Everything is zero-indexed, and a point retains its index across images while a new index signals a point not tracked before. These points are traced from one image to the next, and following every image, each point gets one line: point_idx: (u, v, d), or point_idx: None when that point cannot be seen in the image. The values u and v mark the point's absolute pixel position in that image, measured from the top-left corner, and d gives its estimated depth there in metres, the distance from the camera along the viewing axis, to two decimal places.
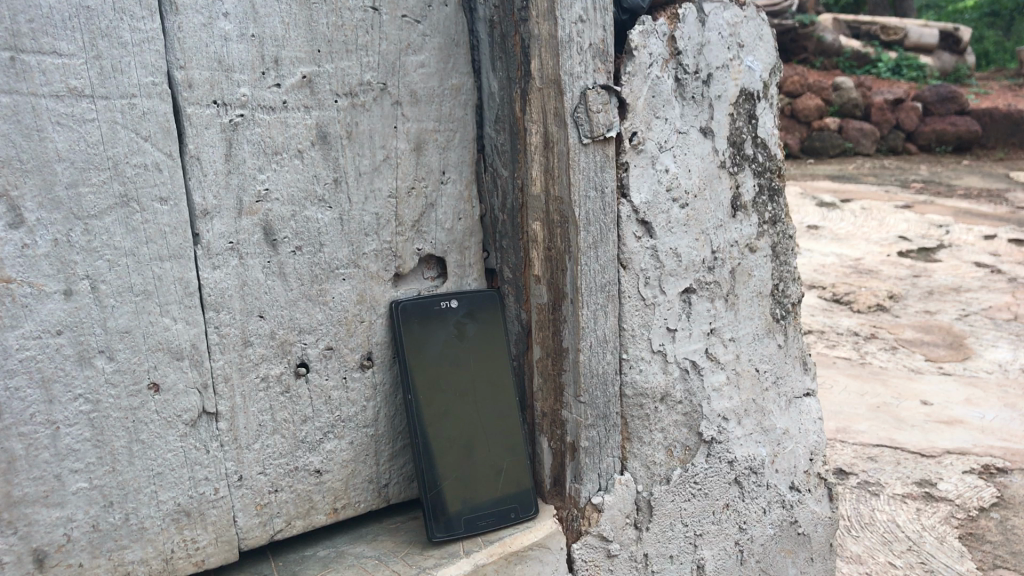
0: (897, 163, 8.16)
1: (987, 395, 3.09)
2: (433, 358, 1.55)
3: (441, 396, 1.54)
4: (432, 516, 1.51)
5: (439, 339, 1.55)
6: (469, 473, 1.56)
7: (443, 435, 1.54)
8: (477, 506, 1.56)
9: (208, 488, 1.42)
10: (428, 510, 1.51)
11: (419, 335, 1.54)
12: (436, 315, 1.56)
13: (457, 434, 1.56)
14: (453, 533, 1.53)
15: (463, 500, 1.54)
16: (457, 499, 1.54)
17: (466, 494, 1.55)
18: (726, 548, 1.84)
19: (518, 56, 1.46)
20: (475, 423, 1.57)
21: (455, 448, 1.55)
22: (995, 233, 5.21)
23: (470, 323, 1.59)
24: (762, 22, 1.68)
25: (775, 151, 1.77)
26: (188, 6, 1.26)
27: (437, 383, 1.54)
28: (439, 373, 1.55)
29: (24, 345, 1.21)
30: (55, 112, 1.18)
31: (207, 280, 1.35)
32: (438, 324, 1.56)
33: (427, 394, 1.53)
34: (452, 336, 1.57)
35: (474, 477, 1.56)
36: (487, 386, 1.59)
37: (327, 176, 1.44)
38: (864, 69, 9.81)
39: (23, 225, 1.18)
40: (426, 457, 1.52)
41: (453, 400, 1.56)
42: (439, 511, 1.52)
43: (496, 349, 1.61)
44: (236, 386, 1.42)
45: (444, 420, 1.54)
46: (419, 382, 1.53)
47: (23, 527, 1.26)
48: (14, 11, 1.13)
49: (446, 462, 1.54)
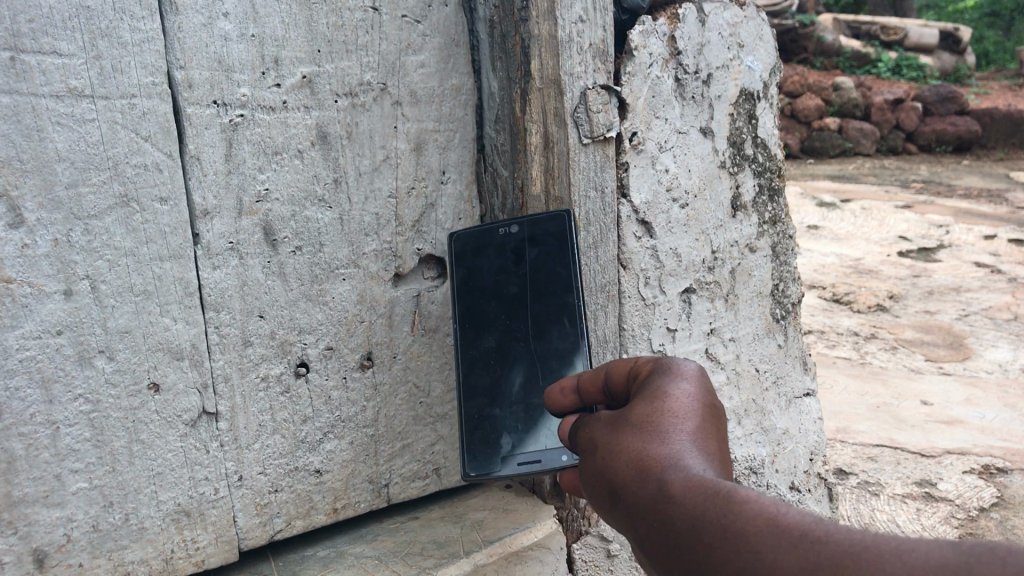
0: (897, 164, 8.17)
1: (987, 395, 3.09)
2: (482, 289, 1.41)
3: (488, 329, 1.40)
4: (466, 453, 1.36)
5: (487, 266, 1.41)
6: (516, 408, 1.37)
7: (490, 369, 1.39)
8: (519, 447, 1.35)
9: (208, 488, 1.42)
10: (463, 440, 1.37)
11: (473, 265, 1.41)
12: (492, 239, 1.41)
13: (503, 369, 1.39)
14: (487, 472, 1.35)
15: (506, 438, 1.36)
16: (498, 436, 1.36)
17: (508, 431, 1.36)
18: None
19: (518, 57, 1.46)
20: (525, 365, 1.38)
21: (501, 382, 1.39)
22: (995, 233, 5.21)
23: (529, 256, 1.39)
24: (762, 22, 1.69)
25: (776, 151, 1.78)
26: (188, 6, 1.26)
27: (489, 312, 1.40)
28: (486, 305, 1.41)
29: (24, 345, 1.21)
30: (55, 112, 1.18)
31: (207, 280, 1.35)
32: (494, 249, 1.40)
33: (474, 324, 1.40)
34: (509, 261, 1.40)
35: (519, 414, 1.36)
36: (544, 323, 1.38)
37: (327, 176, 1.44)
38: (864, 69, 9.80)
39: (23, 225, 1.18)
40: (465, 389, 1.39)
41: (504, 330, 1.40)
42: (472, 447, 1.37)
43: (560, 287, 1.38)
44: (236, 386, 1.42)
45: (493, 354, 1.39)
46: (467, 310, 1.41)
47: (23, 527, 1.26)
48: (14, 11, 1.13)
49: (488, 395, 1.38)
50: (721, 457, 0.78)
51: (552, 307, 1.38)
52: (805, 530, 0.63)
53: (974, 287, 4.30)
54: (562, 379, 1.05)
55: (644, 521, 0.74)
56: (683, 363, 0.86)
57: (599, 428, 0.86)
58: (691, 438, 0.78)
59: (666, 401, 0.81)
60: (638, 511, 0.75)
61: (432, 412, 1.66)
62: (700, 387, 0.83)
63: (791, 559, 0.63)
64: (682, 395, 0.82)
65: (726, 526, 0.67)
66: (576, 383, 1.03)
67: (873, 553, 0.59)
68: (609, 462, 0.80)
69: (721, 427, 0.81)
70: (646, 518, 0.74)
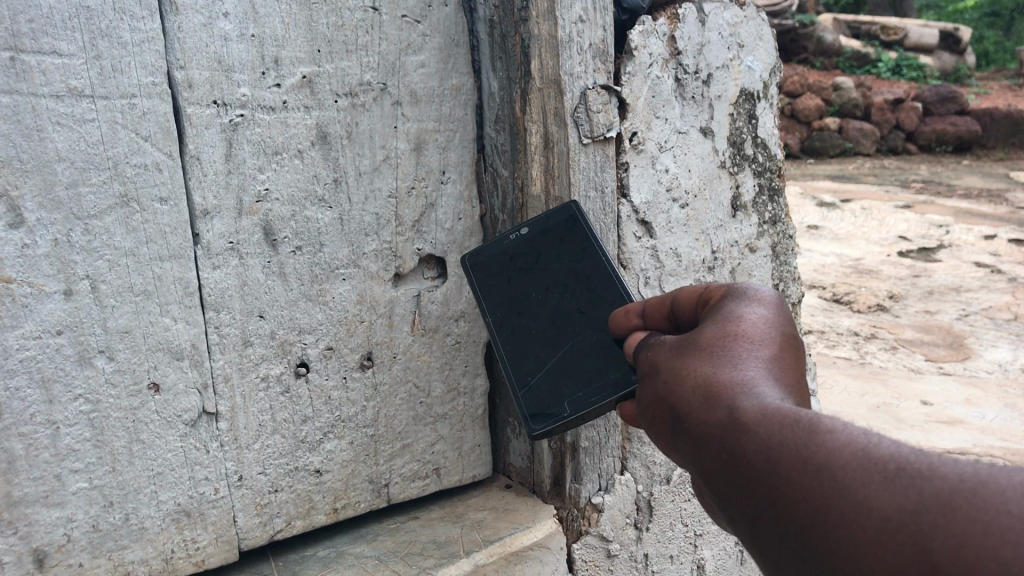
0: (897, 164, 8.17)
1: (987, 395, 3.09)
2: (513, 271, 1.38)
3: (518, 315, 1.35)
4: (528, 414, 1.29)
5: (513, 252, 1.38)
6: (568, 353, 1.30)
7: (537, 343, 1.33)
8: (579, 385, 1.27)
9: (208, 488, 1.42)
10: (520, 405, 1.30)
11: (491, 274, 1.39)
12: (506, 245, 1.39)
13: (548, 333, 1.33)
14: (553, 424, 1.26)
15: (565, 385, 1.28)
16: (557, 387, 1.29)
17: (565, 378, 1.29)
18: (726, 548, 1.88)
19: (518, 57, 1.46)
20: (570, 323, 1.32)
21: (550, 338, 1.32)
22: (995, 233, 5.21)
23: (542, 244, 1.38)
24: (762, 22, 1.69)
25: (775, 151, 1.79)
26: (188, 6, 1.26)
27: (516, 299, 1.36)
28: (519, 284, 1.36)
29: (24, 345, 1.21)
30: (55, 112, 1.18)
31: (207, 280, 1.35)
32: (510, 254, 1.38)
33: (506, 318, 1.35)
34: (525, 258, 1.38)
35: (573, 359, 1.29)
36: (578, 286, 1.34)
37: (327, 176, 1.44)
38: (864, 69, 9.80)
39: (23, 225, 1.18)
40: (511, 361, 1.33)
41: (538, 308, 1.34)
42: (534, 408, 1.29)
43: (586, 249, 1.36)
44: (236, 386, 1.42)
45: (535, 331, 1.33)
46: (496, 309, 1.36)
47: (23, 527, 1.26)
48: (15, 11, 1.13)
49: (539, 357, 1.32)
50: (795, 386, 0.79)
51: (581, 269, 1.34)
52: (904, 461, 0.64)
53: (974, 287, 4.30)
54: (626, 305, 1.11)
55: (719, 444, 0.74)
56: (759, 290, 0.89)
57: (670, 353, 0.87)
58: (770, 364, 0.79)
59: (745, 326, 0.84)
60: (711, 432, 0.75)
61: (432, 412, 1.66)
62: (777, 315, 0.86)
63: (889, 489, 0.63)
64: (757, 323, 0.84)
65: (816, 454, 0.67)
66: (642, 310, 1.07)
67: (982, 486, 0.60)
68: (678, 384, 0.82)
69: (797, 355, 0.83)
70: (722, 442, 0.74)
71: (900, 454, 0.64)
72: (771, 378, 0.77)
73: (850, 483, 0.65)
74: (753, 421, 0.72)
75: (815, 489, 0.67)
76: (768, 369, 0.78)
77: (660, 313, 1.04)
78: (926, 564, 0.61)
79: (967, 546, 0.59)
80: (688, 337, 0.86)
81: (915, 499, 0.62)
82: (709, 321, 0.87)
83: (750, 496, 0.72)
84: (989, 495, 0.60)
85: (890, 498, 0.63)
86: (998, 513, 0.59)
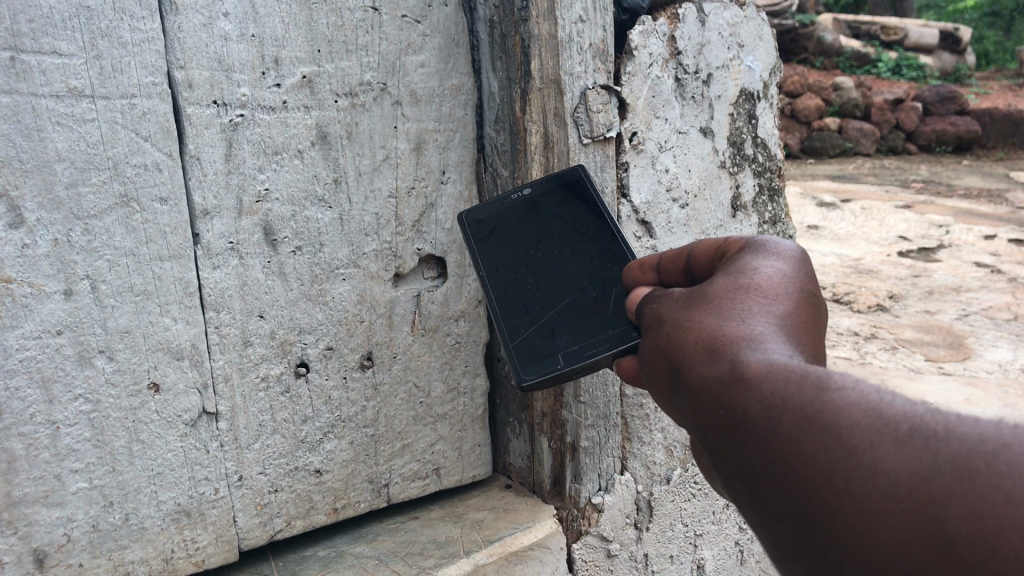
0: (897, 164, 8.17)
1: (987, 395, 3.04)
2: (512, 225, 1.32)
3: (514, 269, 1.28)
4: (519, 364, 1.20)
5: (514, 213, 1.32)
6: (565, 309, 1.24)
7: (532, 296, 1.25)
8: (575, 338, 1.21)
9: (208, 488, 1.42)
10: (511, 354, 1.21)
11: (486, 232, 1.32)
12: (505, 206, 1.33)
13: (544, 287, 1.26)
14: (547, 375, 1.18)
15: (560, 339, 1.22)
16: (551, 341, 1.22)
17: (561, 332, 1.22)
18: (726, 549, 1.88)
19: (518, 56, 1.46)
20: (569, 275, 1.27)
21: (546, 293, 1.26)
22: (995, 233, 5.21)
23: (544, 206, 1.33)
24: (762, 22, 1.69)
25: (775, 151, 1.79)
26: (188, 6, 1.26)
27: (512, 254, 1.29)
28: (516, 240, 1.30)
29: (24, 345, 1.21)
30: (55, 112, 1.18)
31: (207, 280, 1.35)
32: (509, 214, 1.32)
33: (500, 272, 1.28)
34: (525, 216, 1.32)
35: (569, 313, 1.24)
36: (579, 245, 1.29)
37: (327, 176, 1.44)
38: (864, 69, 9.81)
39: (23, 225, 1.18)
40: (503, 314, 1.24)
41: (536, 262, 1.28)
42: (525, 359, 1.20)
43: (586, 213, 1.33)
44: (236, 386, 1.42)
45: (531, 285, 1.26)
46: (490, 263, 1.29)
47: (24, 527, 1.26)
48: (15, 11, 1.13)
49: (533, 309, 1.25)
50: (807, 344, 0.73)
51: (583, 230, 1.31)
52: (920, 422, 0.57)
53: (974, 287, 4.30)
54: (642, 257, 1.10)
55: (722, 405, 0.68)
56: (777, 246, 0.84)
57: (675, 309, 0.82)
58: (783, 319, 0.74)
59: (757, 282, 0.79)
60: (710, 390, 0.70)
61: (432, 412, 1.66)
62: (790, 273, 0.81)
63: (898, 452, 0.57)
64: (771, 280, 0.79)
65: (820, 413, 0.61)
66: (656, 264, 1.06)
67: (1006, 448, 0.54)
68: (682, 341, 0.77)
69: (811, 315, 0.77)
70: (725, 403, 0.68)
71: (918, 415, 0.57)
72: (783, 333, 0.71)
73: (864, 446, 0.58)
74: (765, 382, 0.65)
75: (824, 452, 0.60)
76: (781, 324, 0.73)
77: (676, 267, 1.02)
78: (940, 535, 0.54)
79: (982, 516, 0.53)
80: (695, 294, 0.81)
81: (933, 464, 0.55)
82: (719, 277, 0.82)
83: (747, 461, 0.66)
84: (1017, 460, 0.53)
85: (899, 461, 0.57)
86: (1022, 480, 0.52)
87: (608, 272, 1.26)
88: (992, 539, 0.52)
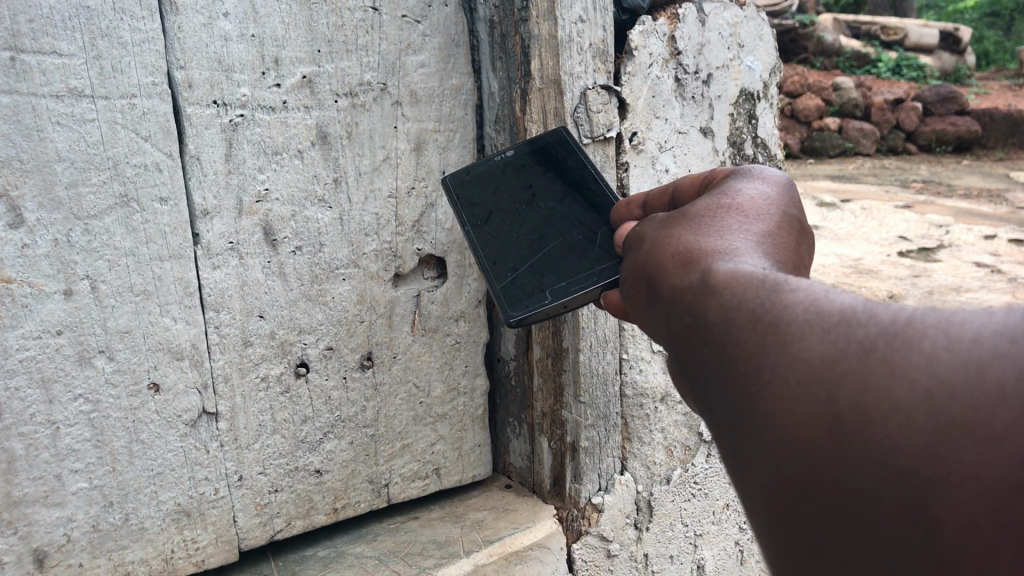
0: (897, 164, 8.16)
1: None
2: (497, 182, 1.31)
3: (498, 220, 1.26)
4: (505, 301, 1.18)
5: (497, 172, 1.32)
6: (549, 252, 1.21)
7: (515, 243, 1.23)
8: (561, 274, 1.18)
9: (208, 488, 1.42)
10: (498, 295, 1.18)
11: (471, 191, 1.32)
12: (488, 166, 1.32)
13: (528, 235, 1.24)
14: (533, 310, 1.15)
15: (546, 277, 1.19)
16: (536, 280, 1.19)
17: (546, 271, 1.19)
18: (726, 549, 1.88)
19: (518, 56, 1.46)
20: (553, 223, 1.24)
21: (530, 241, 1.23)
22: (995, 233, 5.21)
23: (526, 162, 1.32)
24: (762, 22, 1.69)
25: (775, 152, 1.79)
26: (188, 6, 1.26)
27: (496, 208, 1.28)
28: (499, 195, 1.29)
29: (24, 345, 1.21)
30: (55, 112, 1.18)
31: (207, 280, 1.35)
32: (491, 172, 1.32)
33: (485, 224, 1.27)
34: (508, 174, 1.31)
35: (554, 255, 1.21)
36: (561, 195, 1.27)
37: (327, 176, 1.44)
38: (864, 69, 9.81)
39: (23, 225, 1.18)
40: (488, 260, 1.22)
41: (520, 214, 1.26)
42: (512, 296, 1.18)
43: (567, 164, 1.31)
44: (236, 386, 1.42)
45: (516, 234, 1.24)
46: (474, 218, 1.28)
47: (24, 527, 1.26)
48: (14, 11, 1.13)
49: (518, 254, 1.22)
50: (781, 257, 0.69)
51: (566, 180, 1.28)
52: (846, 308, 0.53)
53: (974, 287, 4.29)
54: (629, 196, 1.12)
55: (670, 309, 0.65)
56: (767, 175, 0.82)
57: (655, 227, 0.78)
58: (748, 229, 0.71)
59: (736, 203, 0.76)
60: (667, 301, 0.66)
61: (433, 412, 1.66)
62: (767, 199, 0.78)
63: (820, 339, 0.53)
64: (749, 202, 0.76)
65: (759, 308, 0.56)
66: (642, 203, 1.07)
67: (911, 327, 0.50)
68: (649, 257, 0.73)
69: (791, 238, 0.74)
70: (672, 308, 0.64)
71: (834, 298, 0.54)
72: (733, 237, 0.69)
73: (778, 331, 0.54)
74: (702, 279, 0.62)
75: (740, 340, 0.56)
76: (739, 231, 0.70)
77: (661, 203, 1.02)
78: (832, 417, 0.51)
79: (872, 392, 0.50)
80: (673, 214, 0.78)
81: (836, 343, 0.52)
82: (703, 199, 0.79)
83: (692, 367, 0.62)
84: (911, 335, 0.49)
85: (820, 348, 0.52)
86: (917, 355, 0.49)
87: (591, 216, 1.24)
88: (879, 419, 0.49)
